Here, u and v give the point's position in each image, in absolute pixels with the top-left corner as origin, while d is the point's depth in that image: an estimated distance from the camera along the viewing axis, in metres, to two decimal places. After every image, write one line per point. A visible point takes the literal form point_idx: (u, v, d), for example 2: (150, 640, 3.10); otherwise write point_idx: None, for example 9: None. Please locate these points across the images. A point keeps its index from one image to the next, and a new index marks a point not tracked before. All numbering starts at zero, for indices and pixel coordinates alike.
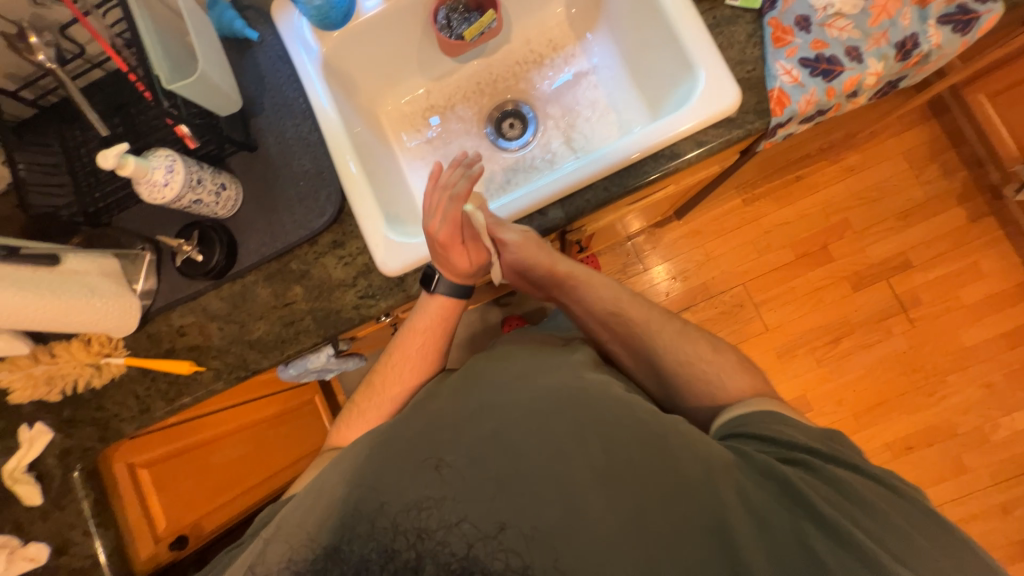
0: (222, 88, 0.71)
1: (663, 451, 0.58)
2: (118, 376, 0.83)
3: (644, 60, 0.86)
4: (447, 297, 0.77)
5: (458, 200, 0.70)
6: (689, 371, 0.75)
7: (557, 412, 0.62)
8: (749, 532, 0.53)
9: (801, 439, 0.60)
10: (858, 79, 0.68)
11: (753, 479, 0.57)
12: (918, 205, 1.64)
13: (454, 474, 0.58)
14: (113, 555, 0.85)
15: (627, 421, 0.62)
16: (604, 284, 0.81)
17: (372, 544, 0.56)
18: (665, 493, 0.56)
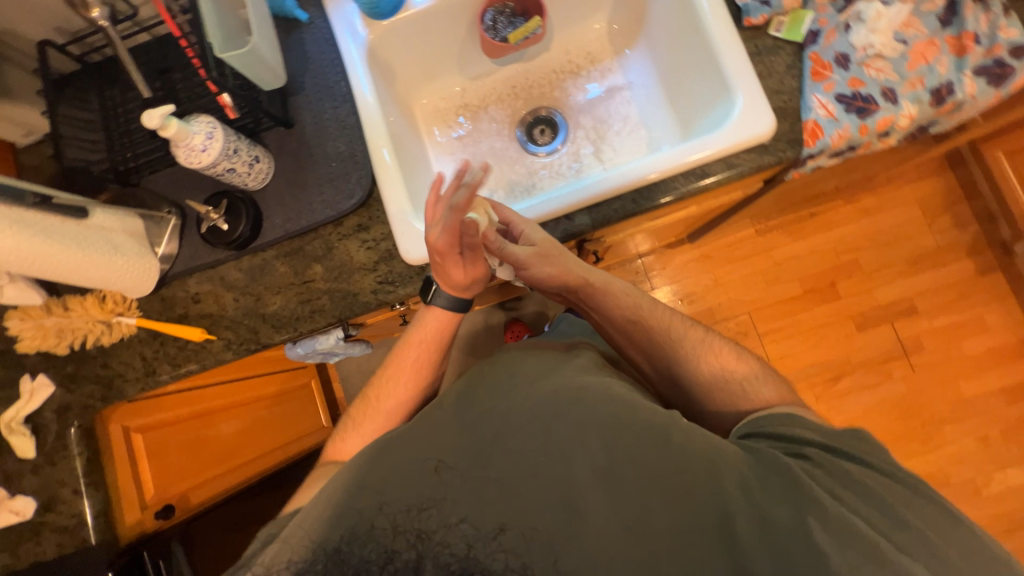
0: (270, 63, 0.71)
1: (668, 449, 0.60)
2: (127, 336, 0.83)
3: (679, 81, 0.88)
4: (447, 310, 0.75)
5: (458, 212, 0.59)
6: (697, 376, 0.75)
7: (558, 414, 0.63)
8: (751, 529, 0.56)
9: (814, 437, 0.63)
10: (892, 120, 0.70)
11: (760, 479, 0.59)
12: (928, 253, 1.65)
13: (454, 476, 0.60)
14: (99, 518, 0.84)
15: (630, 418, 0.63)
16: (624, 287, 0.81)
17: (372, 546, 0.56)
18: (668, 491, 0.58)
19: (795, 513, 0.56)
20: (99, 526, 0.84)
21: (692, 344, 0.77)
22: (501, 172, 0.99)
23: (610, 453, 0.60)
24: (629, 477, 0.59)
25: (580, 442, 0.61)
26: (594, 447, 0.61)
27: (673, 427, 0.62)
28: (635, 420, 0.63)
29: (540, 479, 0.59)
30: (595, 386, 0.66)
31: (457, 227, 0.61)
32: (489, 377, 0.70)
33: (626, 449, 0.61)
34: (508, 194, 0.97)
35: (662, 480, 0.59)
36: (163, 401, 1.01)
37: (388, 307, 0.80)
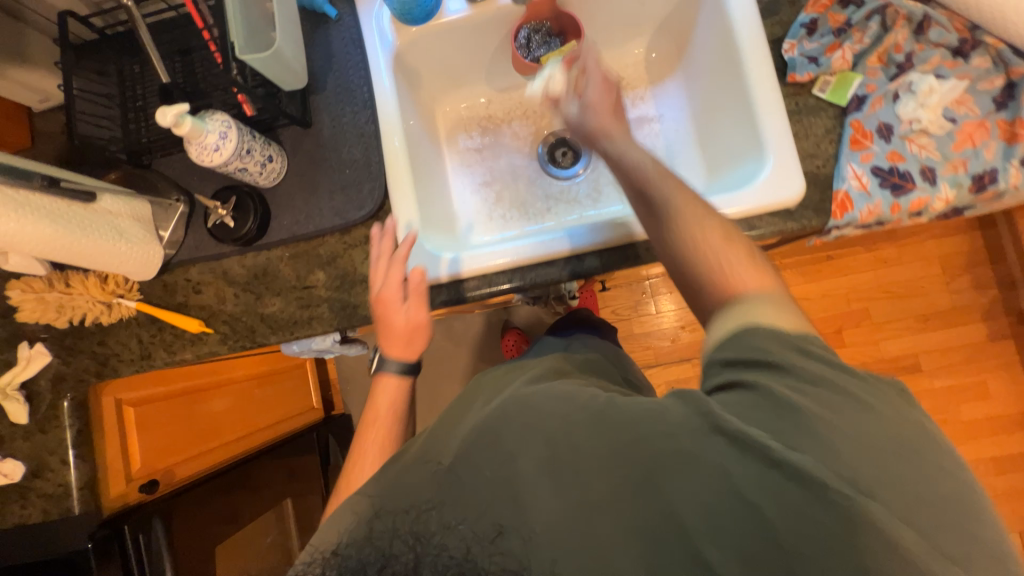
0: (293, 66, 0.69)
1: (595, 420, 0.51)
2: (126, 317, 0.83)
3: (711, 124, 0.84)
4: (399, 378, 0.70)
5: (398, 255, 0.70)
6: (697, 280, 0.57)
7: (507, 417, 0.55)
8: (701, 510, 0.44)
9: (777, 356, 0.48)
10: (926, 202, 0.67)
11: (691, 443, 0.46)
12: (941, 311, 1.62)
13: (452, 476, 0.53)
14: (85, 488, 0.86)
15: (561, 407, 0.54)
16: (636, 149, 0.64)
17: (371, 548, 0.51)
18: (607, 469, 0.48)
19: (737, 479, 0.44)
20: (82, 498, 0.85)
21: (691, 219, 0.58)
22: (517, 193, 0.98)
23: (549, 438, 0.51)
24: (571, 461, 0.50)
25: (517, 426, 0.53)
26: (533, 441, 0.51)
27: (602, 401, 0.54)
28: (565, 402, 0.55)
29: (545, 479, 0.50)
30: (537, 391, 0.58)
31: (399, 269, 0.69)
32: (467, 401, 0.67)
33: (559, 427, 0.52)
34: (522, 216, 0.96)
35: (598, 458, 0.49)
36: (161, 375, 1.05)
37: None
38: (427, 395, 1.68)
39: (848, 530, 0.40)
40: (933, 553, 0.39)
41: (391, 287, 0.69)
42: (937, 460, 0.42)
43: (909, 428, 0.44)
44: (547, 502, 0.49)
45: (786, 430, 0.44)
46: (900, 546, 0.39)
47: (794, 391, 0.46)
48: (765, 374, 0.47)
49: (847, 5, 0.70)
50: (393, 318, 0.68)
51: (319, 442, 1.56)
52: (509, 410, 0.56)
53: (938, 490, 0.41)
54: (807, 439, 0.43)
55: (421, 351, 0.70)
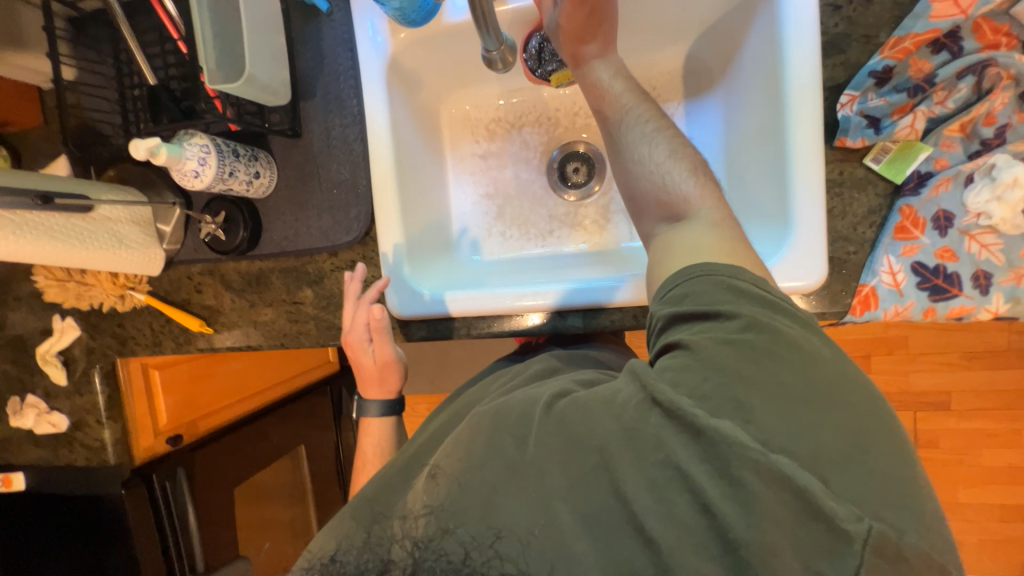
0: (272, 88, 0.66)
1: (554, 414, 0.50)
2: (138, 307, 0.89)
3: (742, 165, 0.72)
4: (382, 417, 0.78)
5: (362, 300, 0.73)
6: (645, 214, 0.61)
7: (474, 429, 0.54)
8: (642, 482, 0.42)
9: (722, 317, 0.47)
10: (969, 313, 0.57)
11: (644, 424, 0.44)
12: (992, 352, 1.46)
13: (449, 481, 0.51)
14: (117, 445, 0.99)
15: (524, 407, 0.53)
16: (601, 62, 0.65)
17: (369, 555, 0.52)
18: (564, 457, 0.46)
19: (683, 461, 0.41)
20: (116, 452, 0.99)
21: (640, 136, 0.61)
22: (520, 210, 0.89)
23: (518, 440, 0.50)
24: (529, 456, 0.48)
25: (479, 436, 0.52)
26: (506, 443, 0.50)
27: (563, 398, 0.52)
28: (532, 404, 0.53)
29: (528, 491, 0.46)
30: (513, 399, 0.56)
31: (362, 312, 0.73)
32: (448, 413, 0.70)
33: (519, 420, 0.51)
34: (521, 236, 0.89)
35: (556, 445, 0.47)
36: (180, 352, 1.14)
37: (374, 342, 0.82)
38: (435, 367, 1.71)
39: (769, 490, 0.38)
40: (847, 507, 0.37)
41: (357, 338, 0.74)
42: (851, 403, 0.41)
43: (824, 369, 0.43)
44: (527, 503, 0.46)
45: (712, 392, 0.42)
46: (816, 504, 0.37)
47: (721, 348, 0.44)
48: (703, 333, 0.46)
49: (941, 49, 0.55)
50: (366, 365, 0.75)
51: (332, 395, 1.62)
52: (483, 424, 0.53)
53: (847, 437, 0.40)
54: (731, 397, 0.42)
55: (398, 385, 0.78)
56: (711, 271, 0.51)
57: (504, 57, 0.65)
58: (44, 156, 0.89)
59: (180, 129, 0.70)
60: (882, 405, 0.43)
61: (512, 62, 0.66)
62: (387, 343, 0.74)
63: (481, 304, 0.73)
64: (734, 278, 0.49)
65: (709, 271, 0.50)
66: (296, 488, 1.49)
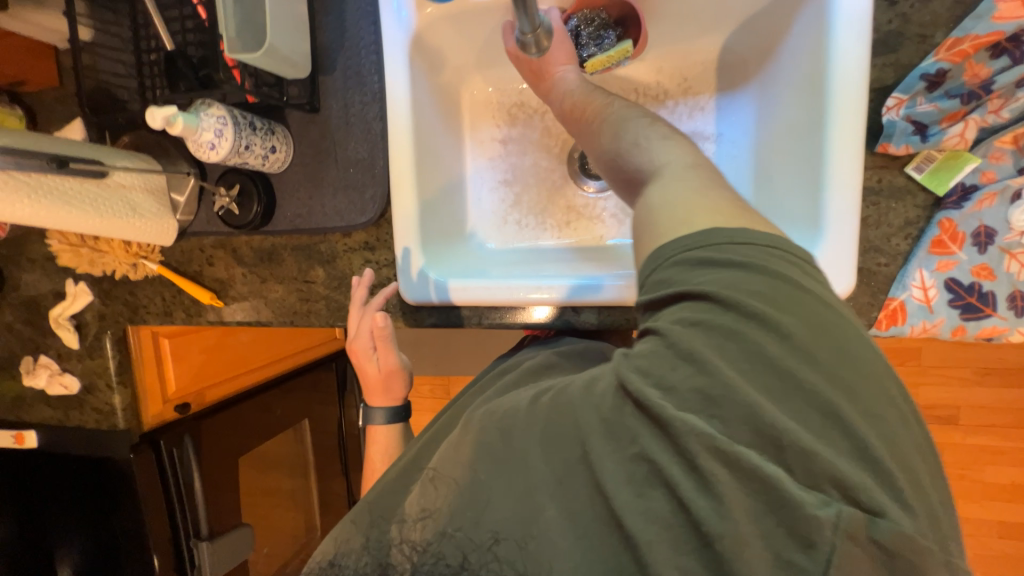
0: (293, 60, 0.64)
1: (542, 407, 0.47)
2: (151, 276, 0.89)
3: (770, 167, 0.69)
4: (387, 426, 0.79)
5: (371, 309, 0.73)
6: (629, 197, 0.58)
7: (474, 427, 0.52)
8: (621, 474, 0.40)
9: (705, 295, 0.40)
10: (1000, 334, 0.55)
11: (625, 421, 0.40)
12: (1008, 369, 1.43)
13: (446, 484, 0.51)
14: (127, 410, 1.01)
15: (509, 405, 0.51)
16: (562, 74, 0.67)
17: (367, 558, 0.54)
18: (545, 451, 0.44)
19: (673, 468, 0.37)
20: (125, 416, 1.00)
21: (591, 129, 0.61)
22: (537, 200, 0.88)
23: (505, 433, 0.48)
24: (512, 449, 0.46)
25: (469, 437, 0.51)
26: (490, 437, 0.49)
27: (548, 392, 0.50)
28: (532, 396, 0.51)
29: (507, 486, 0.45)
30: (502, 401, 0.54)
31: (370, 322, 0.73)
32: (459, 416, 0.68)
33: (509, 418, 0.49)
34: (538, 226, 0.87)
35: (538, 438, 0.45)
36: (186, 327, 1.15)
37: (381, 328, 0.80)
38: (440, 351, 1.72)
39: (743, 483, 0.35)
40: (816, 493, 0.35)
41: (360, 347, 0.75)
42: (833, 375, 0.37)
43: (809, 350, 0.38)
44: (510, 503, 0.44)
45: (676, 383, 0.38)
46: (783, 490, 0.35)
47: (688, 332, 0.39)
48: (680, 318, 0.41)
49: (1001, 54, 0.51)
50: (371, 373, 0.76)
51: (338, 371, 1.64)
52: (478, 421, 0.52)
53: (820, 427, 0.36)
54: (696, 390, 0.38)
55: (403, 391, 0.79)
56: (699, 241, 0.43)
57: (539, 40, 0.64)
58: (60, 118, 0.88)
59: (197, 98, 0.69)
60: (900, 406, 0.39)
61: (546, 45, 0.66)
62: (390, 350, 0.75)
63: (489, 293, 0.71)
64: (728, 249, 0.42)
65: (688, 240, 0.44)
66: (299, 460, 1.52)
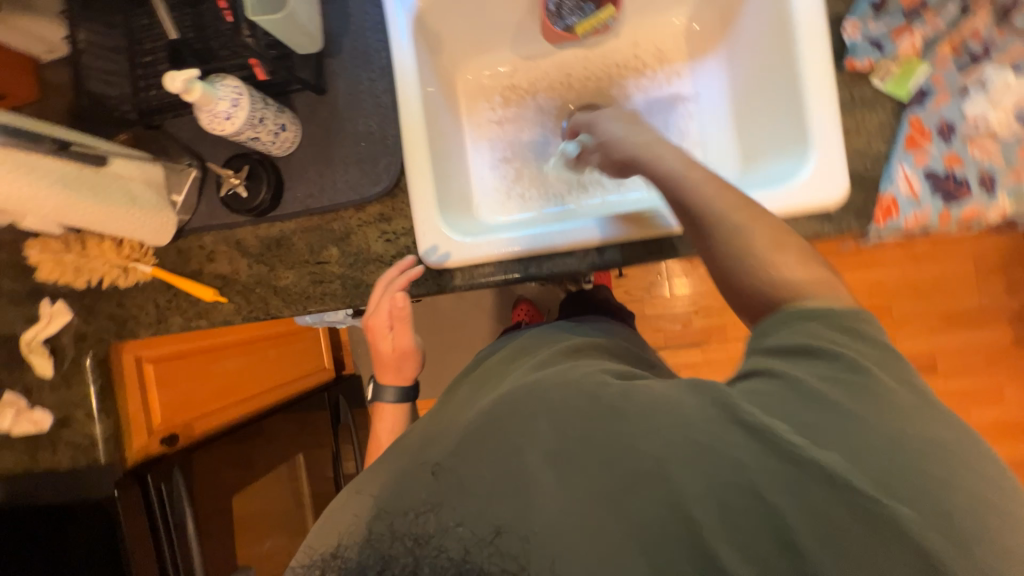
0: (307, 27, 0.69)
1: (610, 416, 0.44)
2: (143, 282, 0.84)
3: (752, 110, 0.78)
4: (396, 404, 0.78)
5: (391, 290, 0.72)
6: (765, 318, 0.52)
7: (523, 418, 0.46)
8: (713, 504, 0.39)
9: (826, 358, 0.43)
10: (980, 213, 0.62)
11: (725, 441, 0.40)
12: (967, 312, 1.56)
13: (452, 472, 0.46)
14: (109, 441, 0.91)
15: (571, 393, 0.47)
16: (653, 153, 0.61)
17: (369, 551, 0.45)
18: (610, 457, 0.42)
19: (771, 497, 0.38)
20: (107, 449, 0.91)
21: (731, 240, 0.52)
22: (537, 172, 0.92)
23: (557, 426, 0.45)
24: (569, 446, 0.43)
25: (501, 415, 0.48)
26: (540, 425, 0.45)
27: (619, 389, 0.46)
28: (600, 388, 0.47)
29: (522, 465, 0.43)
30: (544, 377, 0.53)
31: (388, 300, 0.72)
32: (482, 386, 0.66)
33: (568, 411, 0.45)
34: (541, 196, 0.91)
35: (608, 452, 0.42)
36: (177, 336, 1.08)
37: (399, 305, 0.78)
38: (436, 367, 1.66)
39: (857, 524, 0.36)
40: (919, 525, 0.36)
41: (374, 320, 0.73)
42: (937, 434, 0.40)
43: (918, 415, 0.40)
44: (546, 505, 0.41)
45: (813, 422, 0.40)
46: (887, 525, 0.36)
47: (813, 382, 0.42)
48: (799, 368, 0.43)
49: None
50: (382, 349, 0.74)
51: (330, 402, 1.57)
52: (519, 395, 0.50)
53: (924, 465, 0.38)
54: (824, 431, 0.39)
55: (414, 372, 0.77)
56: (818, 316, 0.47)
57: None
58: None
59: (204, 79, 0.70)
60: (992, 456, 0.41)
61: None
62: (407, 330, 0.74)
63: (499, 250, 0.72)
64: (840, 323, 0.46)
65: (816, 309, 0.47)
66: (294, 514, 1.32)
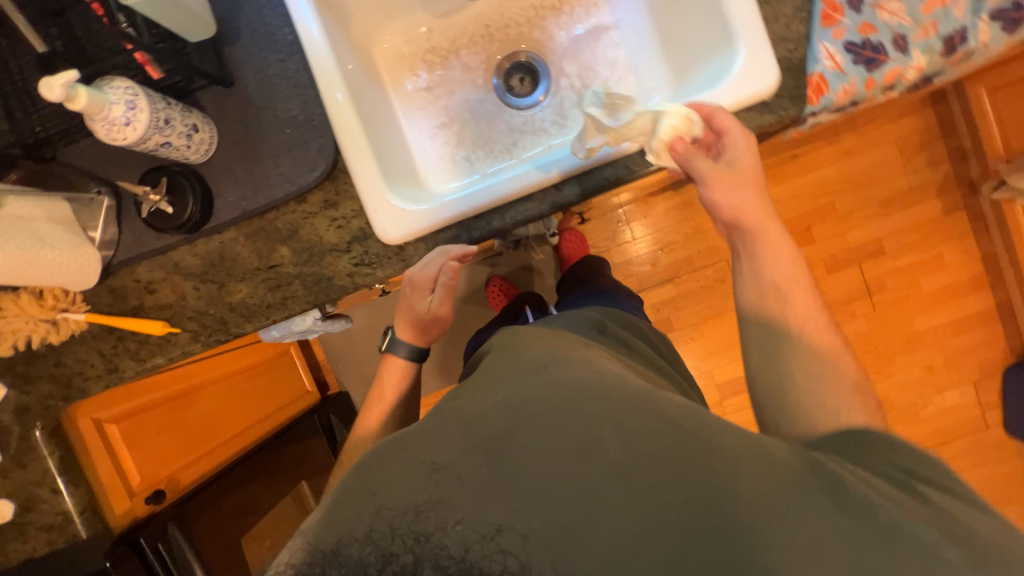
0: (194, 10, 0.61)
1: (686, 444, 0.51)
2: (78, 333, 0.76)
3: (672, 24, 0.79)
4: (407, 361, 0.84)
5: (450, 257, 0.72)
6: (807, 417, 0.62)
7: (587, 428, 0.52)
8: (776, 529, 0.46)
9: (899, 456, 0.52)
10: (900, 74, 0.65)
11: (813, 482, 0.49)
12: (900, 193, 1.67)
13: (451, 475, 0.52)
14: (87, 513, 0.82)
15: (652, 414, 0.54)
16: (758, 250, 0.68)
17: (371, 547, 0.49)
18: (678, 476, 0.49)
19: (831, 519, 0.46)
20: (88, 521, 0.82)
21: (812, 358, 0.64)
22: (478, 131, 0.89)
23: (625, 442, 0.51)
24: (634, 462, 0.50)
25: (540, 412, 0.55)
26: (608, 440, 0.51)
27: (705, 423, 0.54)
28: (679, 415, 0.54)
29: (558, 479, 0.50)
30: (612, 375, 0.60)
31: (442, 270, 0.73)
32: (496, 363, 0.68)
33: (642, 430, 0.52)
34: (487, 155, 0.88)
35: (675, 473, 0.49)
36: (130, 389, 1.00)
37: (367, 290, 0.74)
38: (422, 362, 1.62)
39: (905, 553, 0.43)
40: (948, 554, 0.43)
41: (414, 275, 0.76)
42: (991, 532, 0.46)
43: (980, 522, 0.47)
44: (544, 512, 0.49)
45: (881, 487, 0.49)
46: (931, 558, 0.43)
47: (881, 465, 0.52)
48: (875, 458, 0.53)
49: None
50: (415, 303, 0.79)
51: (321, 423, 1.50)
52: (579, 394, 0.56)
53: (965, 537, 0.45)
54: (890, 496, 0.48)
55: (433, 338, 0.84)
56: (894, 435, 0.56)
57: None
58: None
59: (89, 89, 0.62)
60: None
61: None
62: (445, 300, 0.79)
63: (457, 210, 0.70)
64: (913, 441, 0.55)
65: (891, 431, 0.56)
66: None
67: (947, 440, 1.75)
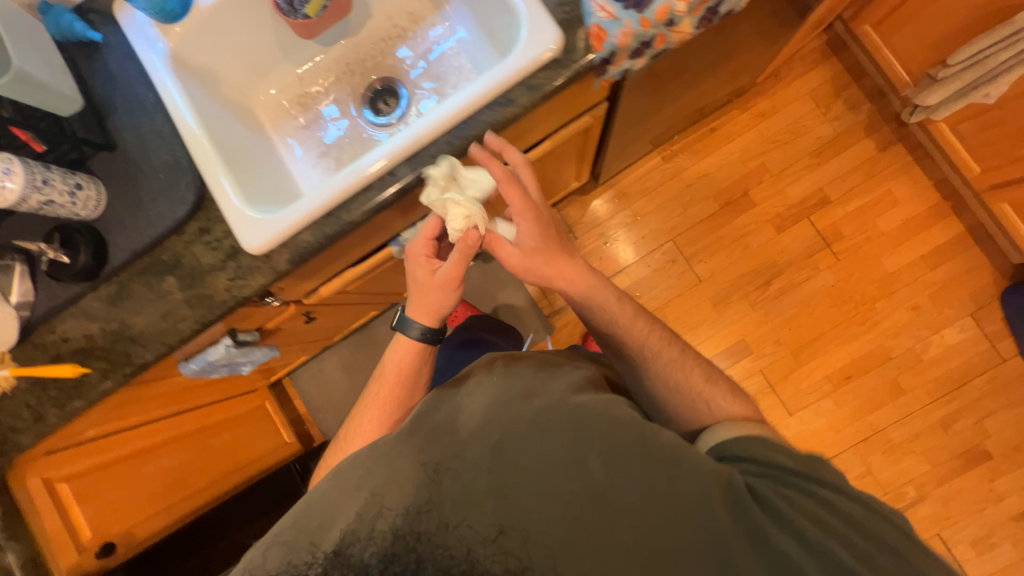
0: (50, 85, 0.75)
1: (659, 460, 0.60)
2: (8, 390, 0.83)
3: (491, 23, 0.89)
4: (413, 342, 0.82)
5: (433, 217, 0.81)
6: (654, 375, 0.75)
7: (575, 448, 0.60)
8: (722, 531, 0.56)
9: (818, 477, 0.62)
10: (669, 8, 0.72)
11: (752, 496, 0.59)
12: (829, 142, 1.67)
13: (452, 480, 0.59)
14: (28, 565, 0.86)
15: (636, 437, 0.62)
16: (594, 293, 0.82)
17: (374, 546, 0.55)
18: (652, 488, 0.58)
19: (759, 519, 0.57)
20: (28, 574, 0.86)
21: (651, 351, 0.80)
22: (354, 151, 0.99)
23: (608, 463, 0.59)
24: (613, 479, 0.59)
25: (534, 431, 0.62)
26: (595, 461, 0.59)
27: (680, 444, 0.62)
28: (659, 437, 0.63)
29: (551, 491, 0.58)
30: (596, 401, 0.66)
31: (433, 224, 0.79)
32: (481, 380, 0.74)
33: (623, 452, 0.60)
34: None
35: (646, 488, 0.58)
36: (95, 446, 1.03)
37: (245, 301, 0.80)
38: None
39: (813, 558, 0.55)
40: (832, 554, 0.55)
41: (420, 251, 0.79)
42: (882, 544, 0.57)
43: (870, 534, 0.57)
44: (539, 514, 0.57)
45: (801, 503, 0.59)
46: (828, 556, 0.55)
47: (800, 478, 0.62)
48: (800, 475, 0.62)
49: None
50: (427, 279, 0.78)
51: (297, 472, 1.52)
52: (568, 417, 0.64)
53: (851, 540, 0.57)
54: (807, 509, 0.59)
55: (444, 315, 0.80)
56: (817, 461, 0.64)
57: None
58: None
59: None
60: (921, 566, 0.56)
61: None
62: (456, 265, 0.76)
63: (305, 212, 0.77)
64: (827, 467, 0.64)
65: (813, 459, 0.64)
66: None
67: (962, 384, 1.59)
